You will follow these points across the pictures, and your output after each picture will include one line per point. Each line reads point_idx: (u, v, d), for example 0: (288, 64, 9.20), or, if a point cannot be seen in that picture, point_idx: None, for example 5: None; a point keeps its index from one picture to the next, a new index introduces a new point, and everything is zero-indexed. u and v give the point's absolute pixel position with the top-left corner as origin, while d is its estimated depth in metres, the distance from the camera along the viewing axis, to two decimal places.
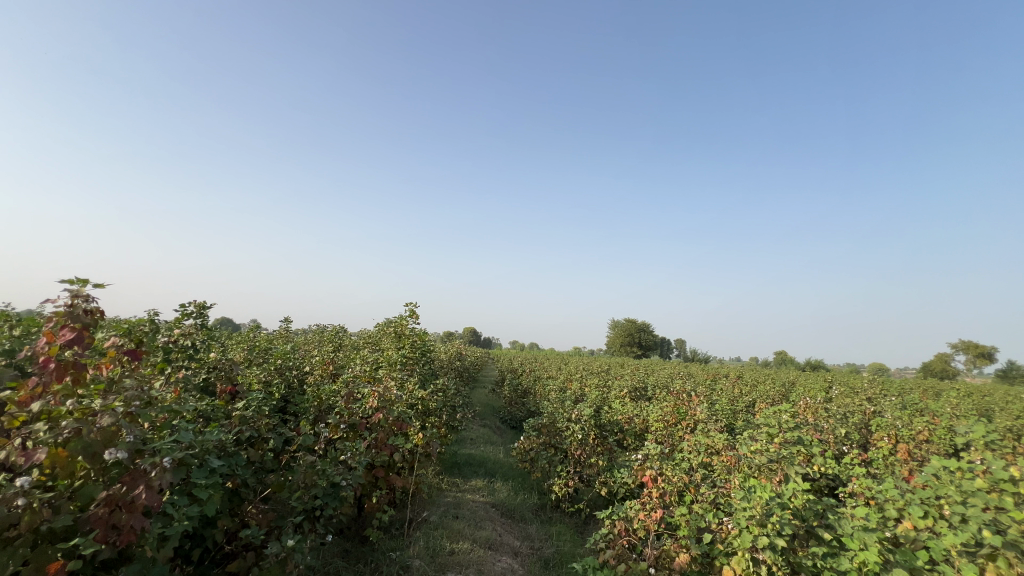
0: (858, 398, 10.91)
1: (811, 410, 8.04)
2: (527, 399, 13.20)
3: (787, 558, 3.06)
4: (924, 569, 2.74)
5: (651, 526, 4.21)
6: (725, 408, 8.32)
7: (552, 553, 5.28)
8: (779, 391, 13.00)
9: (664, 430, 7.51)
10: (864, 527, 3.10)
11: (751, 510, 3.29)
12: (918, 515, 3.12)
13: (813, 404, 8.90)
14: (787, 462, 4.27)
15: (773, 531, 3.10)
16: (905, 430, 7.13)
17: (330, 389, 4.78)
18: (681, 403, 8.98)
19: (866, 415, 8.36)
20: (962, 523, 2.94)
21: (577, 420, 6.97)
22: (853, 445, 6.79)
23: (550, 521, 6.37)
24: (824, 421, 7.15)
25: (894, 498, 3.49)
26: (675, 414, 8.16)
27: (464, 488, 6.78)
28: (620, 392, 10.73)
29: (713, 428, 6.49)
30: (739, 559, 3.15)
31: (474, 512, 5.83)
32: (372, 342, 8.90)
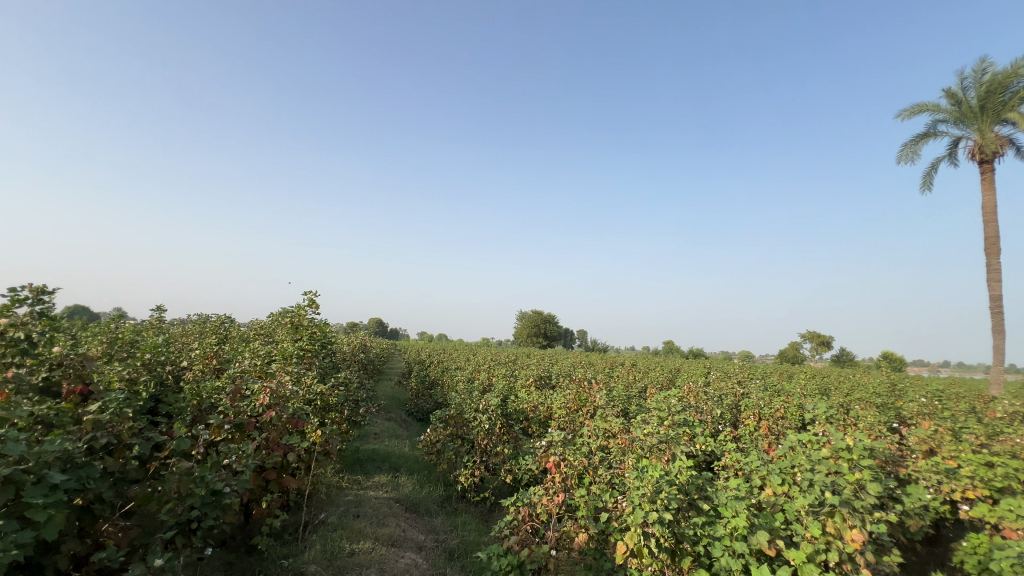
0: (730, 382, 12.36)
1: (693, 394, 8.93)
2: (434, 391, 13.03)
3: (672, 530, 3.32)
4: (780, 528, 3.17)
5: (553, 510, 4.37)
6: (621, 394, 8.93)
7: (456, 544, 5.28)
8: (667, 377, 14.28)
9: (565, 416, 7.88)
10: (736, 496, 3.50)
11: (643, 488, 3.52)
12: (777, 483, 3.60)
13: (694, 388, 9.92)
14: (674, 442, 4.69)
15: (661, 506, 3.35)
16: (766, 408, 8.23)
17: (212, 386, 4.27)
18: (581, 390, 9.46)
19: (736, 396, 9.50)
20: (810, 486, 3.45)
21: (485, 410, 7.04)
22: (725, 424, 7.68)
23: (455, 511, 6.37)
24: (704, 403, 7.99)
25: (759, 469, 3.99)
26: (576, 401, 8.58)
27: (367, 485, 6.52)
28: (526, 381, 11.04)
29: (611, 413, 6.93)
30: (632, 535, 3.35)
31: (376, 510, 5.62)
32: (265, 333, 8.18)
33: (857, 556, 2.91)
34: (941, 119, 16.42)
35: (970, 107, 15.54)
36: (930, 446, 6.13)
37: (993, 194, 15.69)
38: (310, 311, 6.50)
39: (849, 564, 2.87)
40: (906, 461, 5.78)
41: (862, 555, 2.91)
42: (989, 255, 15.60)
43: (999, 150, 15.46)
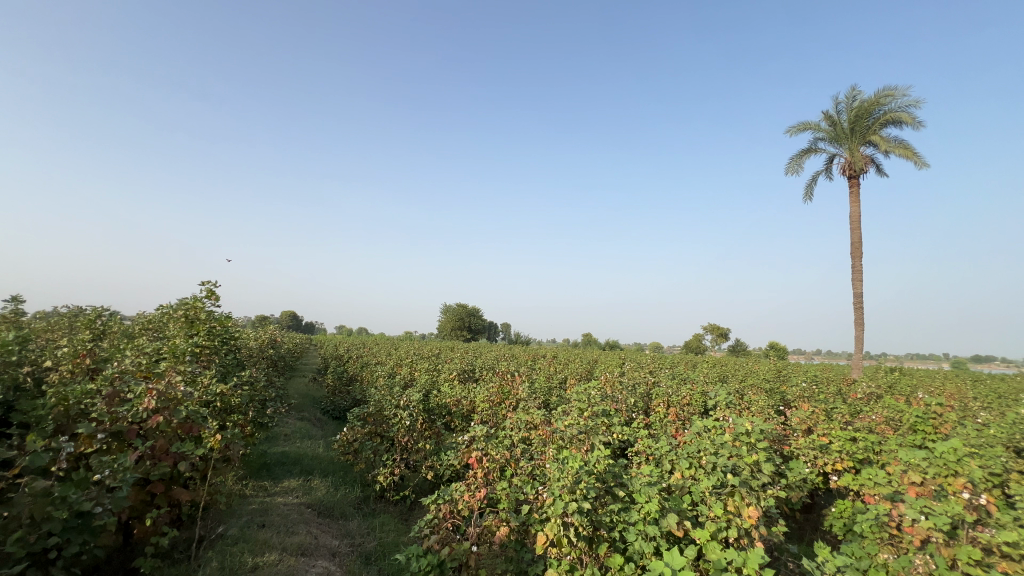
0: (642, 372, 13.14)
1: (610, 384, 9.35)
2: (352, 387, 12.42)
3: (590, 518, 3.40)
4: (687, 509, 3.39)
5: (474, 505, 4.32)
6: (542, 386, 9.13)
7: (373, 547, 5.08)
8: (585, 368, 14.85)
9: (488, 409, 7.89)
10: (649, 481, 3.68)
11: (564, 479, 3.58)
12: (685, 467, 3.85)
13: (610, 378, 10.40)
14: (593, 432, 4.85)
15: (580, 496, 3.41)
16: (674, 396, 8.84)
17: (81, 389, 3.68)
18: (504, 384, 9.52)
19: (648, 385, 10.11)
20: (713, 469, 3.73)
21: (406, 406, 6.82)
22: (638, 412, 8.12)
23: (372, 512, 6.12)
24: (620, 393, 8.39)
25: (669, 454, 4.24)
26: (499, 395, 8.62)
27: (274, 491, 6.04)
28: (449, 375, 10.89)
29: (533, 405, 7.04)
30: (553, 526, 3.38)
31: (285, 517, 5.22)
32: (153, 328, 7.27)
33: (752, 531, 3.20)
34: (820, 137, 18.59)
35: (843, 129, 17.75)
36: (808, 425, 6.93)
37: (859, 205, 18.11)
38: (209, 303, 5.86)
39: (746, 539, 3.16)
40: (790, 440, 6.49)
41: (756, 529, 3.21)
42: (855, 258, 18.02)
43: (865, 167, 17.85)
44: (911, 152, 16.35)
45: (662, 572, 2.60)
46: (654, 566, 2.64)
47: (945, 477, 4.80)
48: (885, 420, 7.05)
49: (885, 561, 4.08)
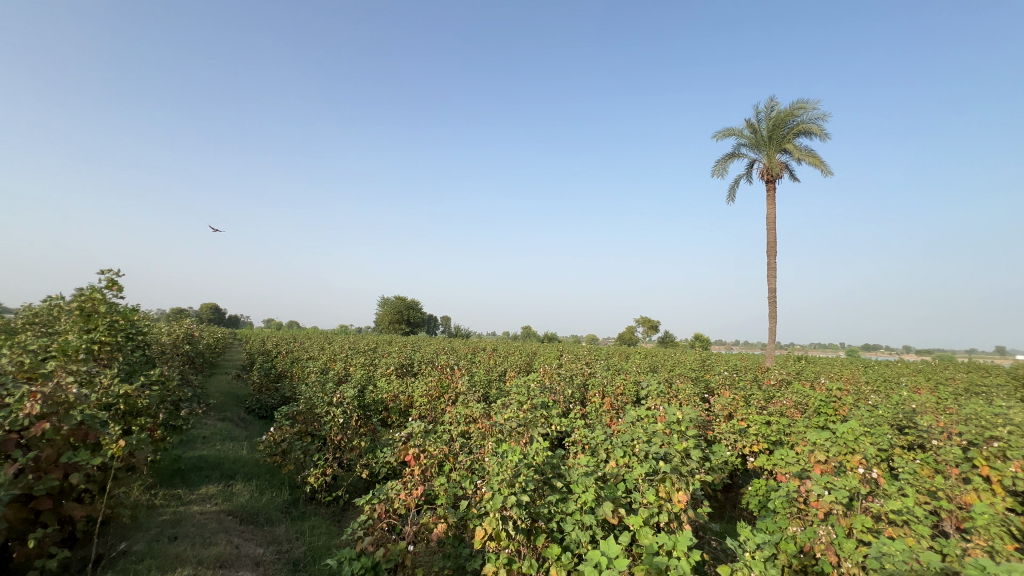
0: (579, 364, 13.52)
1: (548, 376, 9.53)
2: (280, 384, 11.70)
3: (528, 510, 3.41)
4: (621, 497, 3.50)
5: (411, 503, 4.20)
6: (482, 379, 9.11)
7: (302, 552, 4.82)
8: (525, 361, 15.03)
9: (427, 404, 7.74)
10: (586, 471, 3.76)
11: (503, 473, 3.56)
12: (620, 455, 3.96)
13: (549, 370, 10.59)
14: (531, 425, 4.89)
15: (519, 489, 3.41)
16: (609, 387, 9.16)
17: None
18: (443, 377, 9.40)
19: (584, 376, 10.41)
20: (646, 456, 3.88)
21: (339, 403, 6.53)
22: (575, 402, 8.33)
23: (302, 516, 5.80)
24: (558, 385, 8.57)
25: (604, 443, 4.36)
26: (438, 389, 8.50)
27: (189, 499, 5.54)
28: (386, 370, 10.57)
29: (472, 398, 6.99)
30: (491, 520, 3.35)
31: (201, 527, 4.81)
32: (40, 323, 6.40)
33: (681, 514, 3.36)
34: (743, 143, 19.94)
35: (763, 136, 19.16)
36: (729, 411, 7.45)
37: (775, 208, 19.68)
38: (110, 293, 5.24)
39: (675, 522, 3.30)
40: (713, 425, 6.94)
41: (684, 513, 3.37)
42: (770, 257, 19.59)
43: (780, 173, 19.39)
44: (819, 161, 17.96)
45: (598, 560, 2.65)
46: (591, 556, 2.69)
47: (844, 454, 5.33)
48: (794, 404, 7.73)
49: (794, 533, 4.46)
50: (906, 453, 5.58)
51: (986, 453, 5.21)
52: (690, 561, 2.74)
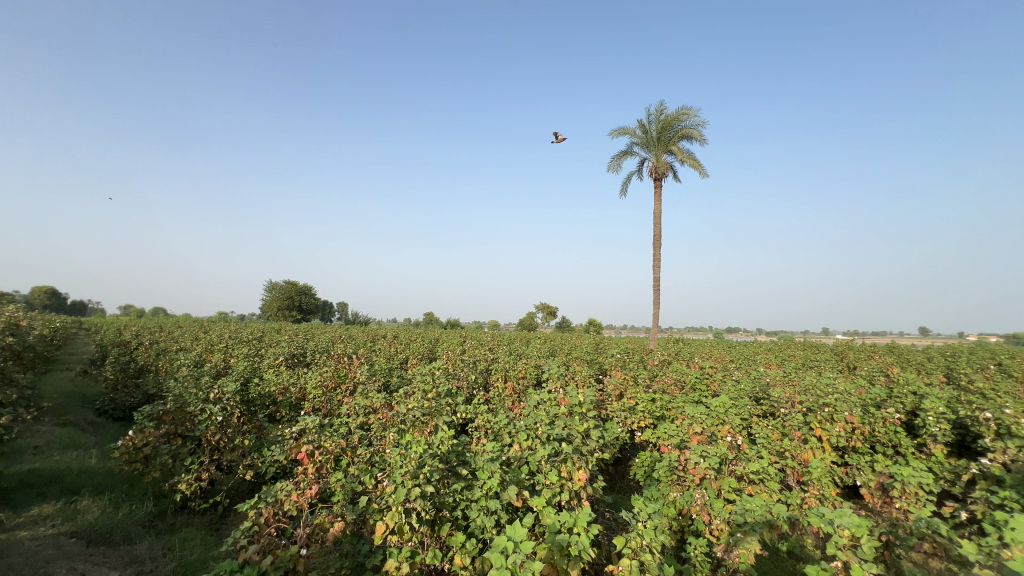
0: (482, 349, 13.67)
1: (451, 362, 9.46)
2: (142, 380, 10.15)
3: (433, 501, 3.32)
4: (525, 479, 3.59)
5: (304, 504, 3.85)
6: (382, 367, 8.76)
7: (170, 571, 4.24)
8: (427, 347, 14.79)
9: (322, 396, 7.25)
10: (491, 456, 3.77)
11: (406, 466, 3.41)
12: (523, 439, 4.05)
13: (452, 357, 10.54)
14: (436, 414, 4.80)
15: (424, 480, 3.30)
16: (512, 371, 9.37)
17: None
18: (340, 367, 8.89)
19: (487, 361, 10.53)
20: (548, 439, 4.01)
21: (218, 399, 5.83)
22: (479, 388, 8.39)
23: (170, 529, 5.10)
24: (461, 371, 8.56)
25: (508, 427, 4.40)
26: (334, 379, 8.01)
27: (14, 524, 4.56)
28: (275, 361, 9.70)
29: (372, 388, 6.69)
30: (393, 515, 3.20)
31: (31, 555, 3.99)
32: None
33: (580, 491, 3.54)
34: (635, 142, 21.36)
35: (652, 137, 20.71)
36: (621, 390, 8.03)
37: (660, 204, 21.49)
38: None
39: (575, 499, 3.47)
40: (606, 404, 7.44)
41: (583, 491, 3.56)
42: (656, 248, 21.42)
43: (666, 172, 21.14)
44: (698, 163, 19.91)
45: (504, 545, 2.67)
46: (497, 543, 2.69)
47: (715, 425, 6.00)
48: (674, 381, 8.59)
49: (674, 498, 4.93)
50: (762, 420, 6.45)
51: (820, 418, 6.22)
52: (589, 535, 2.89)
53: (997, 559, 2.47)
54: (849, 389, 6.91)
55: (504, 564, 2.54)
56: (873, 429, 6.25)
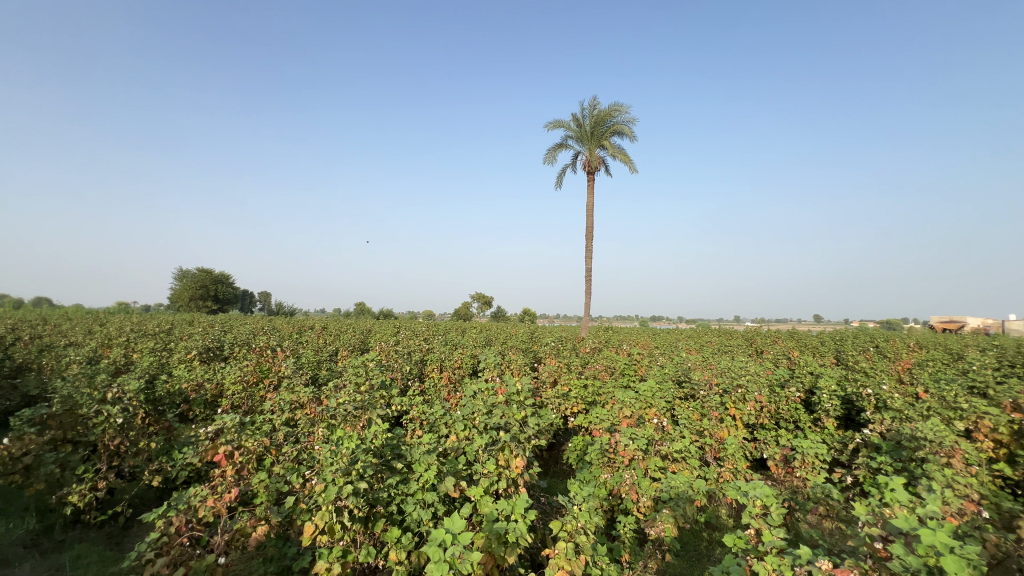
0: (416, 339, 13.41)
1: (385, 354, 9.19)
2: (21, 380, 8.87)
3: (366, 497, 3.20)
4: (463, 470, 3.58)
5: (222, 510, 3.55)
6: (310, 360, 8.33)
7: None
8: (358, 338, 14.25)
9: (242, 392, 6.76)
10: (428, 449, 3.71)
11: (337, 463, 3.25)
12: (460, 429, 4.02)
13: (385, 348, 10.24)
14: (369, 407, 4.63)
15: (356, 477, 3.17)
16: (447, 361, 9.27)
17: None
18: (262, 361, 8.32)
19: (422, 352, 10.35)
20: (486, 428, 4.01)
21: (117, 399, 5.22)
22: (413, 379, 8.23)
23: (59, 546, 4.52)
24: (395, 362, 8.34)
25: (443, 417, 4.34)
26: (256, 374, 7.49)
27: None
28: (187, 356, 8.88)
29: (299, 382, 6.34)
30: (323, 514, 3.04)
31: None
32: None
33: (517, 478, 3.60)
34: (569, 135, 21.74)
35: (585, 130, 21.16)
36: (555, 377, 8.23)
37: (593, 197, 22.13)
38: None
39: (512, 486, 3.52)
40: (541, 391, 7.58)
41: (520, 478, 3.62)
42: (589, 240, 22.09)
43: (599, 166, 21.75)
44: (628, 159, 20.71)
45: (442, 537, 2.64)
46: (435, 536, 2.65)
47: (643, 408, 6.31)
48: (605, 368, 8.94)
49: (605, 479, 5.13)
50: (684, 402, 6.88)
51: (734, 398, 6.76)
52: (526, 521, 2.94)
53: (880, 517, 2.82)
54: (758, 371, 7.57)
55: (442, 557, 2.51)
56: (778, 407, 6.91)
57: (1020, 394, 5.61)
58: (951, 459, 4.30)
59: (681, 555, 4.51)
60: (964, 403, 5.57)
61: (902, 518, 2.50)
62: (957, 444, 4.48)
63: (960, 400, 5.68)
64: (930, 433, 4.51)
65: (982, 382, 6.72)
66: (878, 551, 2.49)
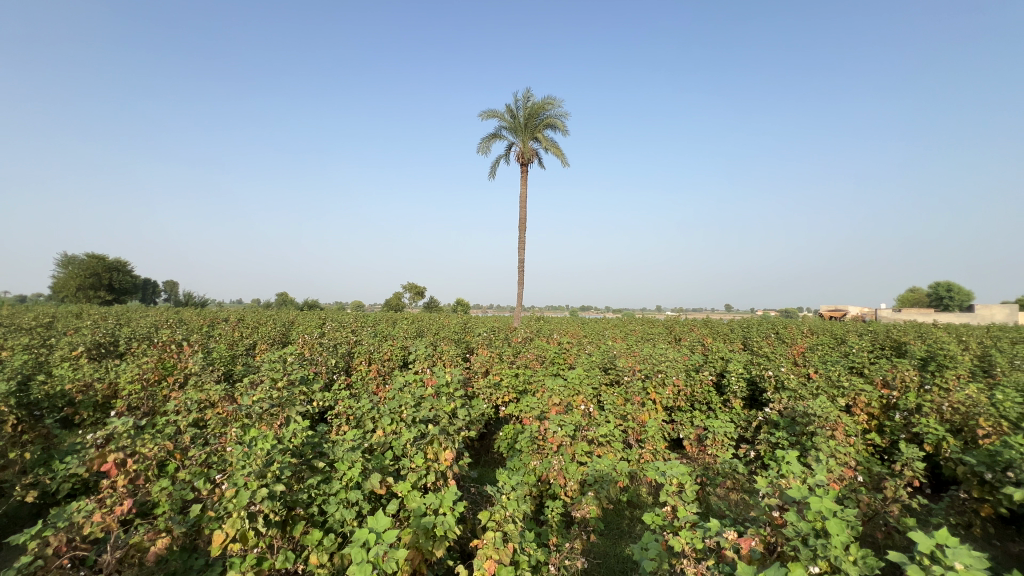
0: (343, 331, 12.86)
1: (309, 347, 8.72)
2: None
3: (283, 499, 3.00)
4: (390, 465, 3.49)
5: (113, 524, 3.15)
6: (223, 355, 7.69)
7: None
8: (277, 331, 13.37)
9: (140, 392, 6.08)
10: (352, 446, 3.56)
11: (249, 466, 3.02)
12: (387, 424, 3.89)
13: (308, 341, 9.70)
14: (288, 404, 4.36)
15: (272, 479, 2.97)
16: (376, 352, 8.98)
17: None
18: (165, 357, 7.56)
19: (349, 344, 9.93)
20: (414, 422, 3.93)
21: None
22: (339, 372, 7.88)
23: None
24: (319, 355, 7.93)
25: (369, 411, 4.18)
26: (157, 372, 6.78)
27: None
28: (73, 353, 7.86)
29: (208, 379, 5.82)
30: (233, 522, 2.80)
31: None
32: None
33: (446, 471, 3.57)
34: (503, 126, 21.71)
35: (520, 122, 21.27)
36: (487, 367, 8.25)
37: (526, 188, 22.32)
38: None
39: (440, 480, 3.48)
40: (472, 381, 7.58)
41: (449, 470, 3.59)
42: (521, 232, 22.27)
43: (532, 158, 21.98)
44: (560, 152, 21.11)
45: (366, 537, 2.54)
46: (358, 536, 2.54)
47: (572, 395, 6.50)
48: (535, 357, 9.12)
49: (534, 466, 5.23)
50: (609, 388, 7.17)
51: (655, 383, 7.18)
52: (455, 514, 2.92)
53: (778, 487, 3.10)
54: (676, 357, 8.09)
55: (365, 558, 2.40)
56: (693, 390, 7.44)
57: (888, 372, 6.48)
58: (835, 431, 4.87)
59: (605, 534, 4.73)
60: (846, 381, 6.31)
61: (796, 488, 2.78)
62: (840, 418, 5.08)
63: (843, 379, 6.44)
64: (819, 409, 5.07)
65: (860, 363, 7.66)
66: (776, 519, 2.76)
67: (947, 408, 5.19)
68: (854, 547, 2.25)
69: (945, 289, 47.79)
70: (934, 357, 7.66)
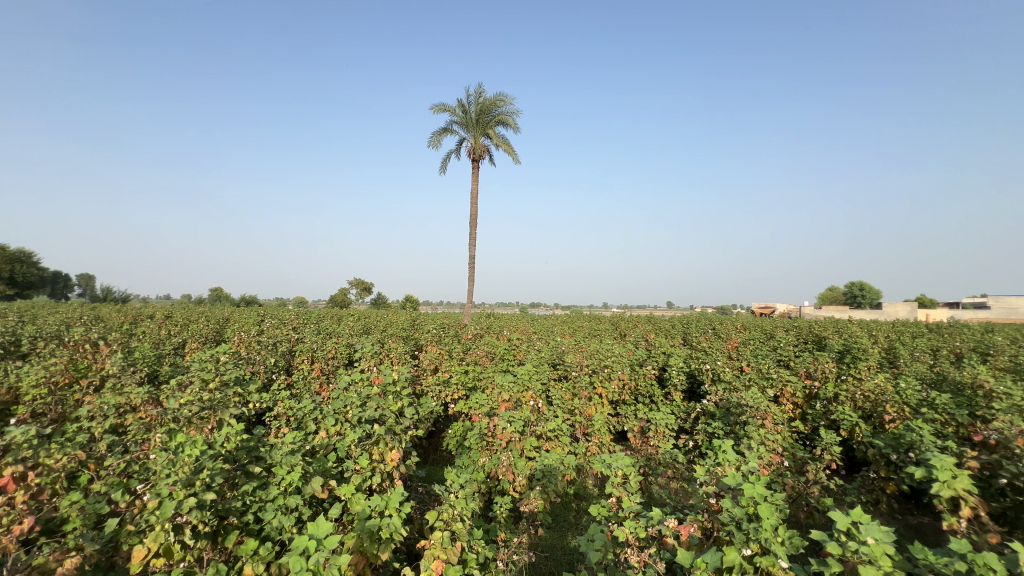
0: (284, 328, 12.26)
1: (244, 346, 8.23)
2: None
3: (214, 509, 2.81)
4: (332, 469, 3.36)
5: (12, 545, 2.82)
6: (147, 355, 7.09)
7: None
8: (210, 329, 12.48)
9: (48, 397, 5.49)
10: (292, 448, 3.38)
11: (175, 474, 2.80)
12: (331, 424, 3.74)
13: (245, 338, 9.16)
14: (221, 406, 4.08)
15: (201, 487, 2.76)
16: (320, 350, 8.63)
17: None
18: (78, 358, 6.86)
19: (290, 342, 9.48)
20: (359, 423, 3.80)
21: None
22: (279, 372, 7.48)
23: None
24: (256, 354, 7.50)
25: (312, 412, 3.99)
26: (67, 375, 6.13)
27: None
28: None
29: (128, 381, 5.34)
30: (156, 535, 2.58)
31: None
32: None
33: (392, 472, 3.49)
34: (454, 121, 21.44)
35: (470, 117, 21.08)
36: (436, 364, 8.13)
37: (477, 185, 22.17)
38: None
39: (386, 481, 3.39)
40: (421, 379, 7.45)
41: (395, 470, 3.51)
42: (471, 228, 22.08)
43: (484, 155, 21.85)
44: (512, 150, 21.13)
45: (305, 544, 2.43)
46: (296, 544, 2.42)
47: (521, 391, 6.54)
48: (485, 353, 9.11)
49: (484, 461, 5.22)
50: (557, 384, 7.29)
51: (602, 378, 7.37)
52: (401, 515, 2.86)
53: (714, 475, 3.27)
54: (622, 352, 8.34)
55: (305, 565, 2.29)
56: (637, 383, 7.71)
57: (811, 364, 7.01)
58: (765, 420, 5.21)
59: (552, 527, 4.82)
60: (774, 373, 6.77)
61: (731, 476, 2.94)
62: (769, 408, 5.43)
63: (771, 370, 6.91)
64: (751, 400, 5.40)
65: (786, 356, 8.25)
66: (712, 505, 2.91)
67: (860, 396, 5.69)
68: (782, 529, 2.41)
69: (860, 287, 52.43)
70: (849, 349, 8.39)
